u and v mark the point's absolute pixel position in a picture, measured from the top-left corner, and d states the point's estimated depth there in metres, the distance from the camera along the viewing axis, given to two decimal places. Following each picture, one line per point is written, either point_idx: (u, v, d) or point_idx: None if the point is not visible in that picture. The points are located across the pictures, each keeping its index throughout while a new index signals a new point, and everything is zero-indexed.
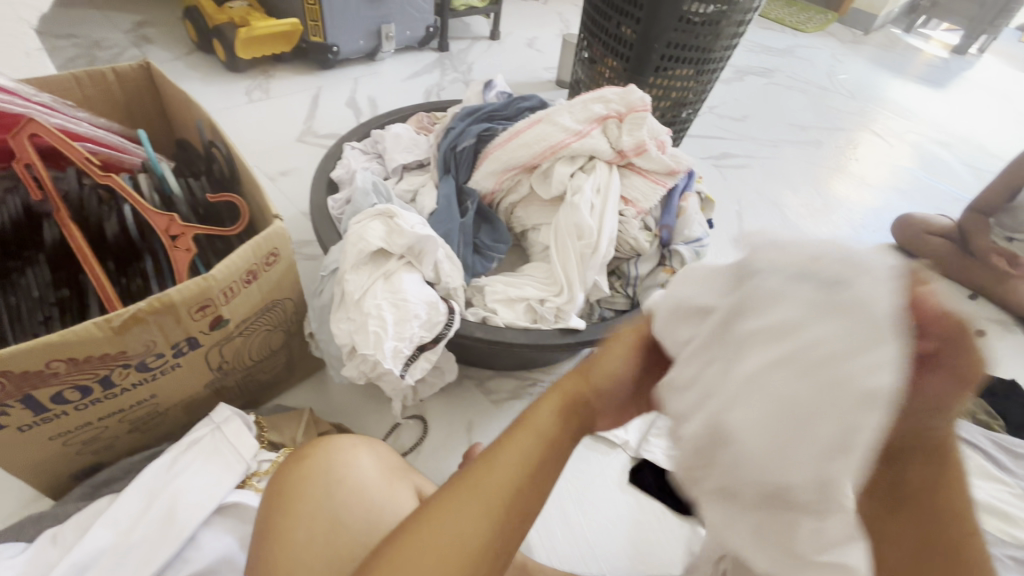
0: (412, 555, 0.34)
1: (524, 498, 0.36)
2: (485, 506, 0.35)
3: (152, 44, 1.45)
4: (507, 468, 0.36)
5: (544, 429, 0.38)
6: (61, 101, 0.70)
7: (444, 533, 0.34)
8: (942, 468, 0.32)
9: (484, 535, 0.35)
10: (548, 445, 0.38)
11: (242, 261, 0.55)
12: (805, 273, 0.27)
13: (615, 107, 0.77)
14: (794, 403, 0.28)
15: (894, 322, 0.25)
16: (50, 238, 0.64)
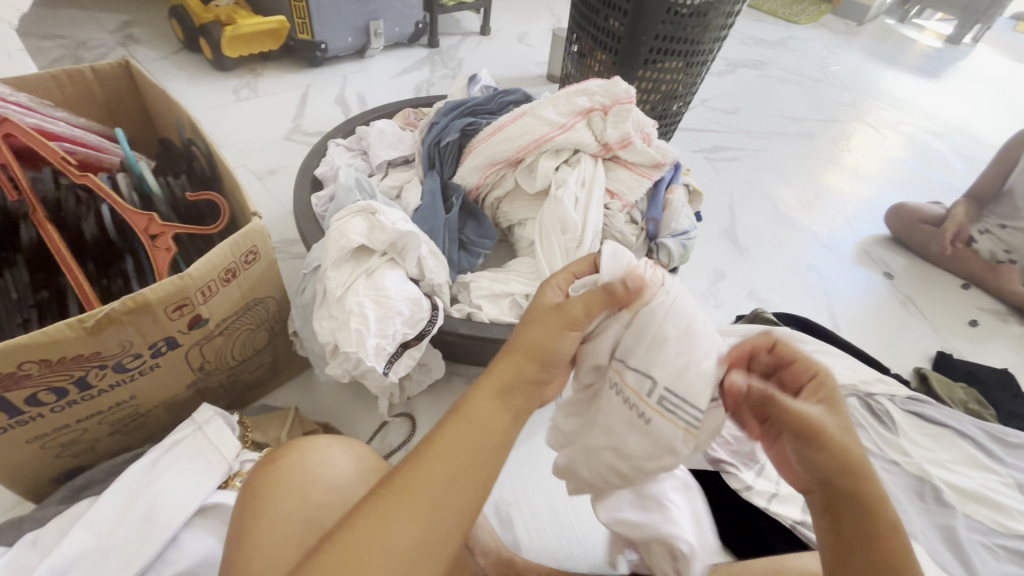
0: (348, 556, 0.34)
1: (457, 493, 0.37)
2: (420, 505, 0.36)
3: (138, 44, 1.44)
4: (439, 457, 0.37)
5: (481, 415, 0.39)
6: (39, 101, 0.69)
7: (379, 530, 0.35)
8: (866, 523, 0.38)
9: (417, 534, 0.35)
10: (482, 432, 0.39)
11: (219, 260, 0.54)
12: (633, 405, 0.46)
13: (599, 100, 0.76)
14: (614, 469, 0.50)
15: (669, 447, 0.45)
16: (27, 239, 0.63)
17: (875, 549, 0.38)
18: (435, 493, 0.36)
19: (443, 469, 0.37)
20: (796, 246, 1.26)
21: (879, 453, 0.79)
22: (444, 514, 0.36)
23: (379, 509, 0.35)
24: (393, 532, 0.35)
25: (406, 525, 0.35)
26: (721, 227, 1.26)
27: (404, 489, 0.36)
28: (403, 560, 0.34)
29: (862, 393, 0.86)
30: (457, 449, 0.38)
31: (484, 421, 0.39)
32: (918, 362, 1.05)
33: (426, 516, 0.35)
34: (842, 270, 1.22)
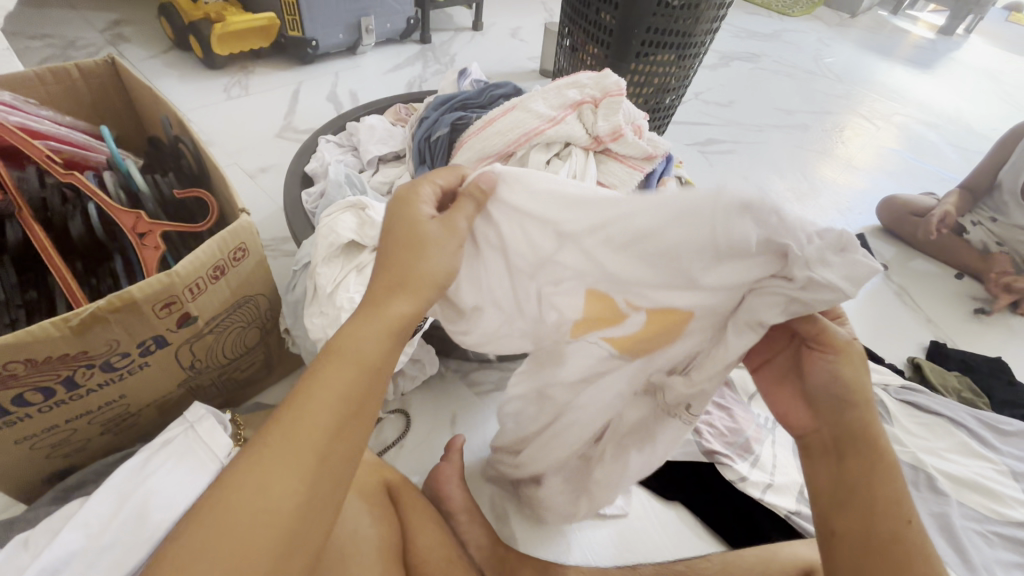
0: (228, 512, 0.35)
1: (342, 436, 0.39)
2: (300, 460, 0.37)
3: (128, 43, 1.43)
4: (318, 404, 0.38)
5: (355, 352, 0.41)
6: (23, 99, 0.69)
7: (268, 482, 0.36)
8: (870, 453, 0.45)
9: (301, 489, 0.36)
10: (358, 373, 0.40)
11: (207, 257, 0.54)
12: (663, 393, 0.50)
13: (590, 93, 0.76)
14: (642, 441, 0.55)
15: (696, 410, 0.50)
16: (14, 239, 0.62)
17: (874, 475, 0.44)
18: (318, 443, 0.38)
19: (323, 413, 0.38)
20: None
21: None
22: (332, 457, 0.38)
23: (265, 462, 0.36)
24: (282, 484, 0.36)
25: (292, 475, 0.36)
26: None
27: (286, 439, 0.37)
28: (297, 509, 0.36)
29: None
30: (333, 392, 0.39)
31: (362, 358, 0.41)
32: (913, 351, 1.05)
33: (315, 463, 0.37)
34: None
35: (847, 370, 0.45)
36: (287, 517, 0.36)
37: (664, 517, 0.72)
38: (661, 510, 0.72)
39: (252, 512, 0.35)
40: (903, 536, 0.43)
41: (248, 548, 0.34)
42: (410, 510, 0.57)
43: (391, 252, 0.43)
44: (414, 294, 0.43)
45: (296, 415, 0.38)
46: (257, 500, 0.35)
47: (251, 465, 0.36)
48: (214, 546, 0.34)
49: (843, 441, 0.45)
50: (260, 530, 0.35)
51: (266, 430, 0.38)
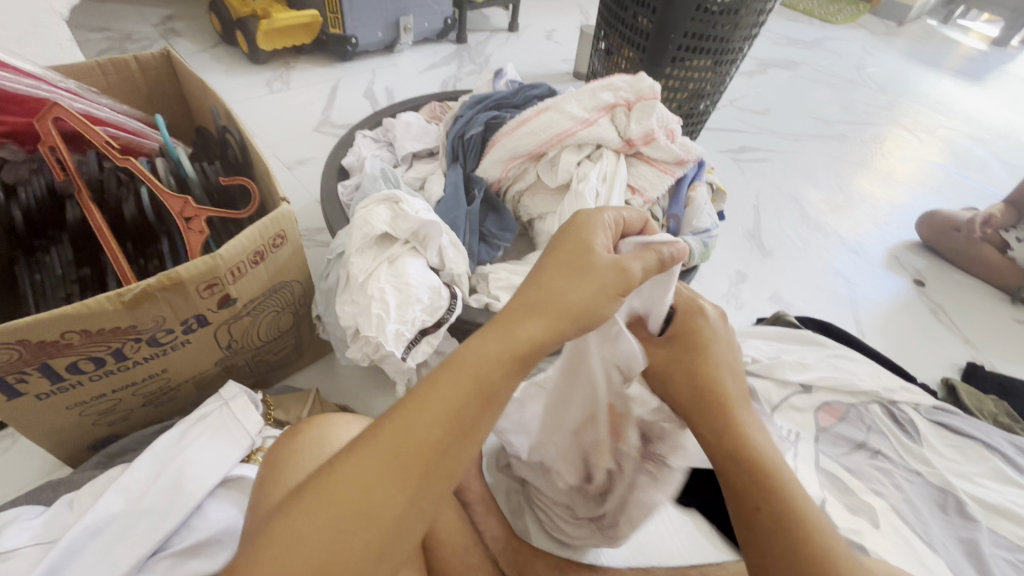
0: (327, 504, 0.35)
1: (446, 459, 0.38)
2: (404, 472, 0.37)
3: (179, 37, 1.49)
4: (429, 421, 0.38)
5: (480, 375, 0.40)
6: (86, 88, 0.73)
7: (366, 493, 0.36)
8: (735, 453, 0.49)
9: (399, 504, 0.36)
10: (479, 394, 0.40)
11: (249, 243, 0.56)
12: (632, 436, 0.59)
13: (623, 95, 0.77)
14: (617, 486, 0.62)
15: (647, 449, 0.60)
16: (72, 219, 0.66)
17: (743, 475, 0.48)
18: (426, 461, 0.37)
19: (435, 429, 0.38)
20: (822, 250, 1.23)
21: (901, 463, 0.77)
22: (428, 479, 0.37)
23: (367, 469, 0.36)
24: (384, 499, 0.36)
25: (394, 490, 0.36)
26: (746, 229, 1.25)
27: (391, 450, 0.37)
28: (388, 525, 0.36)
29: (886, 400, 0.84)
30: (449, 411, 0.39)
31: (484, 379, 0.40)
32: (947, 371, 1.02)
33: (414, 483, 0.37)
34: (869, 275, 1.20)
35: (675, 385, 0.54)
36: (385, 531, 0.36)
37: (677, 522, 0.72)
38: (677, 516, 0.72)
39: (348, 519, 0.35)
40: (779, 530, 0.45)
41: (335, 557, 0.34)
42: None
43: (545, 265, 0.45)
44: (563, 323, 0.42)
45: (403, 427, 0.38)
46: (354, 507, 0.35)
47: (352, 468, 0.37)
48: (308, 552, 0.34)
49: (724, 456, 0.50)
50: (356, 539, 0.35)
51: (370, 435, 0.38)
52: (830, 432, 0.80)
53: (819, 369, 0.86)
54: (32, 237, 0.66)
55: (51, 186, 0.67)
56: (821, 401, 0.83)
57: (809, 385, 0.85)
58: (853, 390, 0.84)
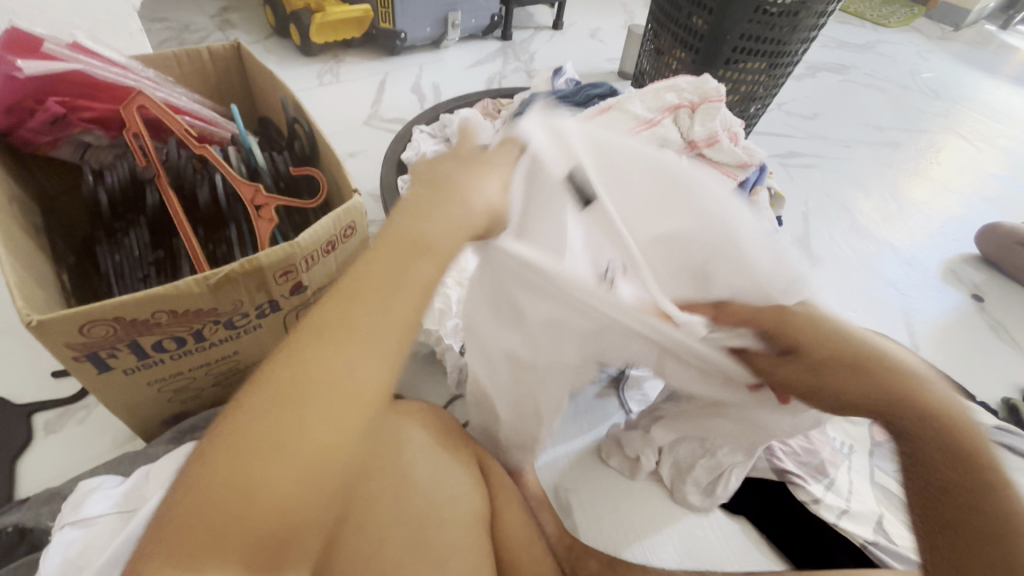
0: (307, 394, 0.35)
1: (406, 328, 0.39)
2: (374, 346, 0.37)
3: (235, 29, 1.53)
4: (380, 303, 0.38)
5: (419, 240, 0.40)
6: (164, 78, 0.76)
7: (336, 387, 0.36)
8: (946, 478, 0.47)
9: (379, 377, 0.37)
10: (416, 257, 0.39)
11: (324, 232, 0.57)
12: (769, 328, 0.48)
13: (688, 97, 0.76)
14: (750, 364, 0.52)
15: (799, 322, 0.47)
16: (152, 203, 0.69)
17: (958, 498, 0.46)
18: (392, 333, 0.38)
19: (396, 304, 0.38)
20: (873, 260, 1.20)
21: None
22: (387, 358, 0.38)
23: (326, 367, 0.36)
24: (361, 375, 0.37)
25: (371, 367, 0.37)
26: (795, 235, 1.22)
27: (346, 339, 0.37)
28: (367, 411, 0.37)
29: None
30: (395, 279, 0.39)
31: (423, 247, 0.40)
32: (1009, 391, 0.99)
33: (381, 364, 0.37)
34: (925, 288, 1.16)
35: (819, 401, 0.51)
36: (370, 400, 0.37)
37: (727, 528, 0.71)
38: (727, 522, 0.72)
39: (322, 416, 0.35)
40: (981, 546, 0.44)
41: (322, 451, 0.35)
42: (497, 485, 0.59)
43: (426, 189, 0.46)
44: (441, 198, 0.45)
45: (353, 315, 0.37)
46: (324, 404, 0.35)
47: (314, 367, 0.36)
48: (299, 435, 0.35)
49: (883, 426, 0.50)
50: (344, 415, 0.36)
51: (319, 333, 0.37)
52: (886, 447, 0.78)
53: None
54: (112, 219, 0.68)
55: (132, 171, 0.69)
56: None
57: None
58: None
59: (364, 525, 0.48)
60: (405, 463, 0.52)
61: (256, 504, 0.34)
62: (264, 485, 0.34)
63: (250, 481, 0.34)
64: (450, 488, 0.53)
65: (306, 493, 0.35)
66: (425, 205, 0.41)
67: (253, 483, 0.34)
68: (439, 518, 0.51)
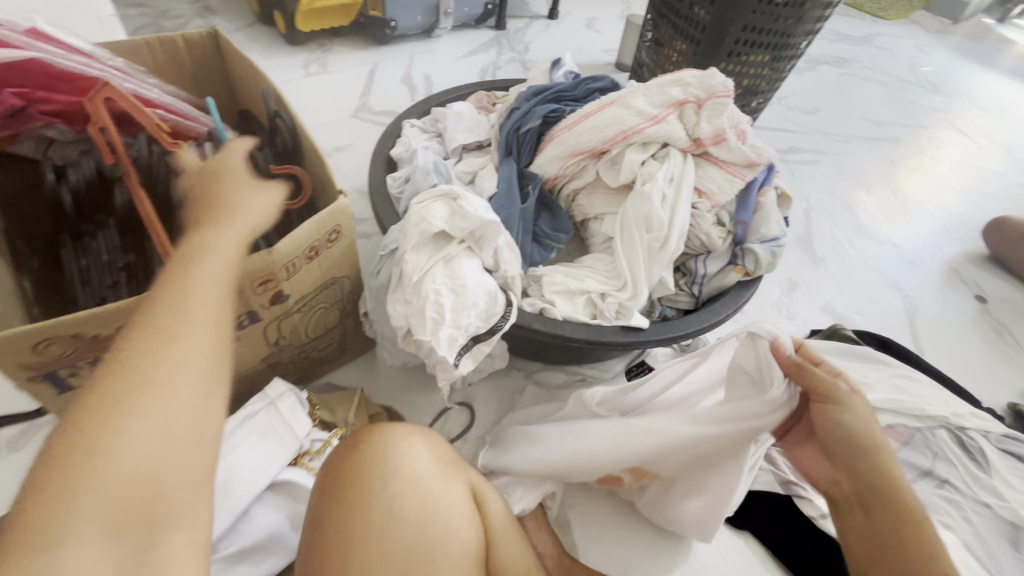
0: (121, 377, 0.33)
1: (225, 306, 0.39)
2: (194, 321, 0.37)
3: (217, 15, 1.47)
4: (190, 275, 0.39)
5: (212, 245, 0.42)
6: (134, 66, 0.70)
7: (160, 357, 0.35)
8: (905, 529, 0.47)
9: (205, 346, 0.37)
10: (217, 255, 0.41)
11: (305, 238, 0.53)
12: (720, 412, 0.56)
13: (693, 92, 0.71)
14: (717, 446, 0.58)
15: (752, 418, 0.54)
16: (120, 203, 0.64)
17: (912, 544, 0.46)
18: (211, 310, 0.38)
19: (208, 286, 0.39)
20: (876, 259, 1.17)
21: (969, 493, 0.73)
22: (210, 318, 0.38)
23: (144, 348, 0.35)
24: (185, 346, 0.36)
25: (196, 338, 0.36)
26: (797, 234, 1.19)
27: (160, 319, 0.36)
28: (204, 370, 0.36)
29: (954, 426, 0.79)
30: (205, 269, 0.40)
31: (209, 248, 0.41)
32: (1014, 396, 0.97)
33: (204, 325, 0.37)
34: (928, 289, 1.14)
35: (850, 418, 0.49)
36: (199, 368, 0.36)
37: (731, 544, 0.69)
38: (728, 535, 0.69)
39: (149, 398, 0.33)
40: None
41: (168, 419, 0.34)
42: (495, 510, 0.55)
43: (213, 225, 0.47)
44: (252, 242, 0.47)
45: (164, 297, 0.37)
46: (153, 376, 0.34)
47: (134, 350, 0.34)
48: (122, 415, 0.32)
49: (853, 484, 0.50)
50: (173, 384, 0.34)
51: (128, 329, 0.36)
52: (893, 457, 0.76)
53: (881, 390, 0.82)
54: (78, 221, 0.65)
55: (99, 168, 0.64)
56: (884, 423, 0.79)
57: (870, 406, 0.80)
58: (919, 414, 0.80)
59: (348, 559, 0.45)
60: (390, 495, 0.48)
61: (90, 498, 0.30)
62: (110, 464, 0.31)
63: (86, 468, 0.30)
64: (444, 521, 0.49)
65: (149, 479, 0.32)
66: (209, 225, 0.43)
67: (90, 468, 0.30)
68: (428, 553, 0.47)
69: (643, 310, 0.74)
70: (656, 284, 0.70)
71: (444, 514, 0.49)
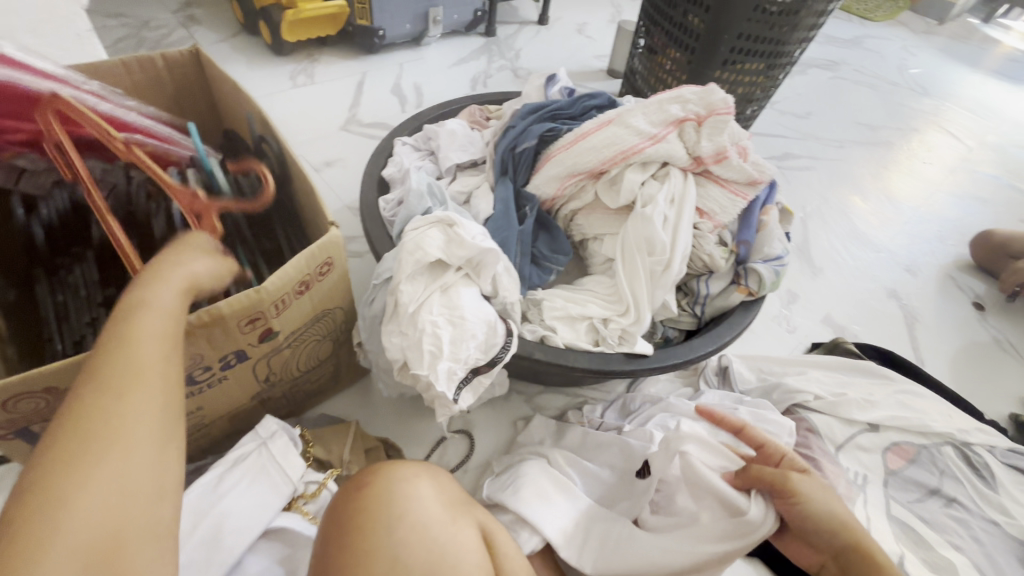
0: (73, 440, 0.34)
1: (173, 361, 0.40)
2: (144, 379, 0.38)
3: (199, 25, 1.43)
4: (136, 330, 0.39)
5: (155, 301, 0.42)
6: (110, 88, 0.66)
7: (116, 416, 0.36)
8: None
9: (155, 402, 0.38)
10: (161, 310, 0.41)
11: (296, 272, 0.50)
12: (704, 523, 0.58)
13: (693, 108, 0.69)
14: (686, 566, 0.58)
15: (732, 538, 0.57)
16: (98, 236, 0.65)
17: None
18: (159, 366, 0.39)
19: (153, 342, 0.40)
20: (873, 267, 1.17)
21: (978, 512, 0.72)
22: (161, 375, 0.39)
23: (95, 408, 0.36)
24: (135, 404, 0.37)
25: (147, 395, 0.38)
26: (794, 243, 1.18)
27: (110, 380, 0.37)
28: (157, 425, 0.37)
29: (959, 442, 0.78)
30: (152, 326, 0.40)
31: (149, 304, 0.41)
32: (1013, 405, 0.97)
33: (156, 380, 0.39)
34: (926, 297, 1.13)
35: (806, 513, 0.57)
36: (149, 425, 0.37)
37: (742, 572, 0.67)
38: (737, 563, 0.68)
39: (101, 458, 0.34)
40: None
41: (124, 473, 0.35)
42: (507, 554, 0.52)
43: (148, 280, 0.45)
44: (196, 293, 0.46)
45: (112, 356, 0.38)
46: (108, 433, 0.35)
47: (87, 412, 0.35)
48: (75, 478, 0.33)
49: (836, 561, 0.57)
50: (124, 443, 0.35)
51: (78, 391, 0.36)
52: (899, 476, 0.75)
53: (887, 407, 0.80)
54: (54, 254, 0.64)
55: (73, 200, 0.65)
56: (890, 441, 0.78)
57: (876, 424, 0.79)
58: (924, 430, 0.79)
59: None
60: (395, 541, 0.46)
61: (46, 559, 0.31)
62: (61, 529, 0.32)
63: (49, 525, 0.31)
64: (452, 567, 0.46)
65: (101, 533, 0.33)
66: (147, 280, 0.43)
67: (53, 523, 0.32)
68: None
69: (645, 332, 0.73)
70: (659, 307, 0.69)
71: (453, 561, 0.47)
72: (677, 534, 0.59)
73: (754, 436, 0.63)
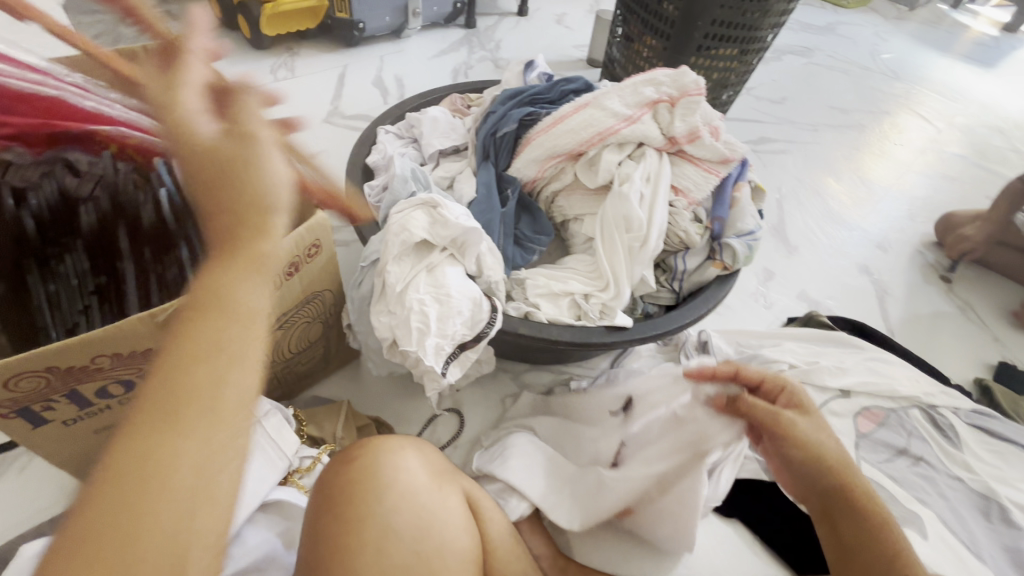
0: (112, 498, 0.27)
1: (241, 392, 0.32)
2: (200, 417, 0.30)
3: (176, 20, 1.42)
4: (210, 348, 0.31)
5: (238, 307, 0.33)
6: (95, 82, 0.67)
7: (161, 468, 0.28)
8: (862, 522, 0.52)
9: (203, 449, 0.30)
10: (238, 323, 0.33)
11: (285, 255, 0.52)
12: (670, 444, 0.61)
13: (666, 91, 0.72)
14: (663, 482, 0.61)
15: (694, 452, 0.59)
16: (87, 225, 0.63)
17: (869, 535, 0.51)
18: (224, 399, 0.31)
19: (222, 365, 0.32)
20: (846, 244, 1.21)
21: (943, 468, 0.76)
22: (225, 418, 0.31)
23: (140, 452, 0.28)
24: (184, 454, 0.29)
25: (200, 439, 0.30)
26: (770, 223, 1.21)
27: (167, 416, 0.29)
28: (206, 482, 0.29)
29: (926, 404, 0.82)
30: (220, 342, 0.32)
31: (234, 310, 0.33)
32: (978, 370, 1.01)
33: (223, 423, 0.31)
34: (896, 272, 1.18)
35: (794, 446, 0.54)
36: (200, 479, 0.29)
37: (722, 531, 0.71)
38: (717, 523, 0.71)
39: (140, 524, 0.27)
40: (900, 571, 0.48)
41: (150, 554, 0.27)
42: (491, 519, 0.56)
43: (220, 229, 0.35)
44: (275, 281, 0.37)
45: (181, 377, 0.30)
46: (147, 497, 0.28)
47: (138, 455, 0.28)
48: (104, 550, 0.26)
49: (821, 499, 0.54)
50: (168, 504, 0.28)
51: (128, 422, 0.29)
52: (870, 438, 0.79)
53: (858, 374, 0.84)
54: (44, 245, 0.62)
55: (62, 190, 0.62)
56: (861, 406, 0.82)
57: (847, 390, 0.83)
58: (893, 395, 0.83)
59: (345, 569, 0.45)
60: (386, 511, 0.48)
61: None
62: None
63: None
64: (440, 531, 0.49)
65: None
66: (227, 263, 0.34)
67: None
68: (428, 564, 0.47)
69: (626, 308, 0.76)
70: (637, 282, 0.71)
71: (441, 525, 0.50)
72: (642, 460, 0.63)
73: (751, 373, 0.59)
